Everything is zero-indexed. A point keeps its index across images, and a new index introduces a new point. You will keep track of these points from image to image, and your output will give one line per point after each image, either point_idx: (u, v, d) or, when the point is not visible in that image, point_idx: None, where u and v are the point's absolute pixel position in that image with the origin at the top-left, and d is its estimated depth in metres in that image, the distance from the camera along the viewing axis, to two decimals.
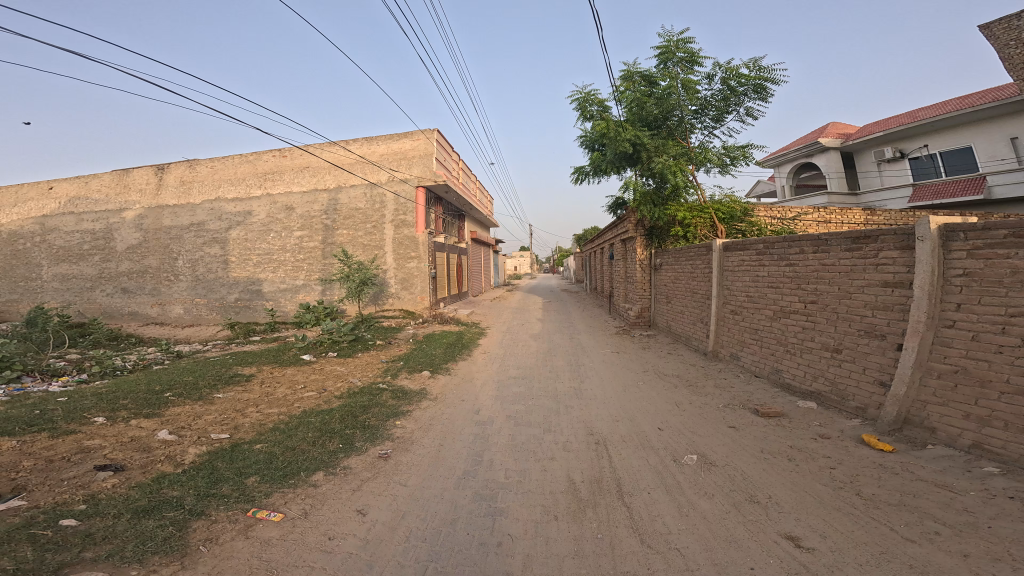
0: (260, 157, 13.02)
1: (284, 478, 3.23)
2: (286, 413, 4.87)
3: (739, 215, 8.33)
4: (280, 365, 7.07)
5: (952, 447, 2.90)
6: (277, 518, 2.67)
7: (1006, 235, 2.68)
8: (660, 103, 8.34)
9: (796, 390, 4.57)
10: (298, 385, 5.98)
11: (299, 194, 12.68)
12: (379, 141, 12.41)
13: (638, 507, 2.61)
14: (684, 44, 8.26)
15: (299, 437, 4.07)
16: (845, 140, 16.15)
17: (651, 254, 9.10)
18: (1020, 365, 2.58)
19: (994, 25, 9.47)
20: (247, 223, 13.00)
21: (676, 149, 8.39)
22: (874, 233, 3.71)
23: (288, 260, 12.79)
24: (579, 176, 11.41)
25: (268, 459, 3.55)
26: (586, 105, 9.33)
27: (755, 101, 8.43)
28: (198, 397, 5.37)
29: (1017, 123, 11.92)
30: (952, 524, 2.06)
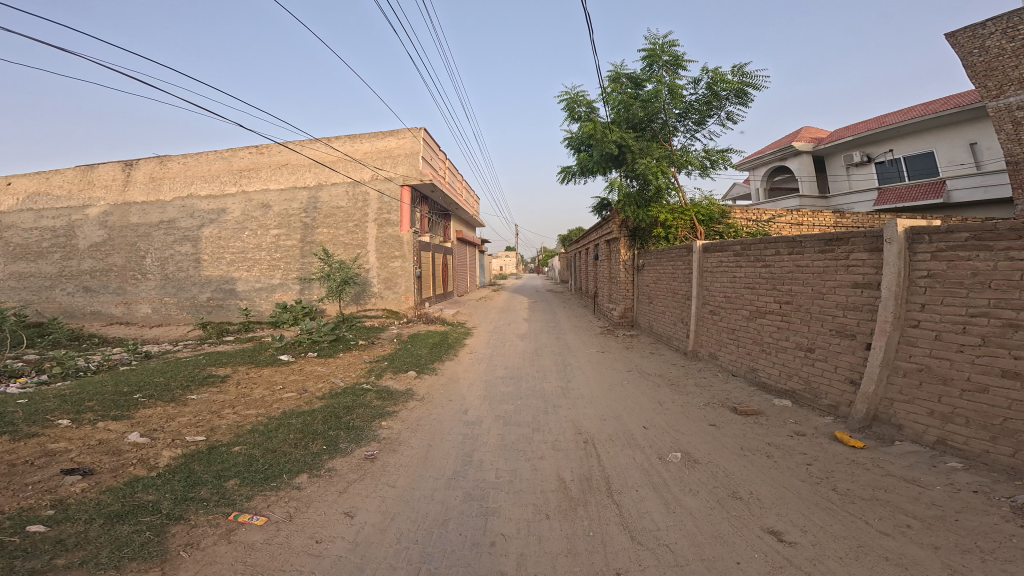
0: (236, 154, 12.79)
1: (266, 481, 3.23)
2: (264, 415, 4.81)
3: (718, 217, 8.53)
4: (256, 366, 6.94)
5: (918, 443, 3.07)
6: (260, 521, 2.68)
7: (967, 238, 2.85)
8: (645, 105, 8.44)
9: (772, 388, 4.75)
10: (277, 386, 5.91)
11: (277, 192, 12.46)
12: (362, 139, 12.31)
13: (627, 504, 2.70)
14: (670, 47, 8.41)
15: (280, 438, 4.06)
16: (816, 144, 16.65)
17: (634, 254, 9.29)
18: (980, 364, 2.75)
19: (959, 34, 9.80)
20: (221, 221, 12.72)
21: (660, 151, 8.55)
22: (845, 235, 3.88)
23: (264, 259, 12.54)
24: (565, 176, 11.45)
25: (247, 461, 3.54)
26: (574, 106, 9.39)
27: (737, 105, 8.63)
28: (170, 398, 5.29)
29: (976, 129, 12.46)
30: (922, 518, 2.20)
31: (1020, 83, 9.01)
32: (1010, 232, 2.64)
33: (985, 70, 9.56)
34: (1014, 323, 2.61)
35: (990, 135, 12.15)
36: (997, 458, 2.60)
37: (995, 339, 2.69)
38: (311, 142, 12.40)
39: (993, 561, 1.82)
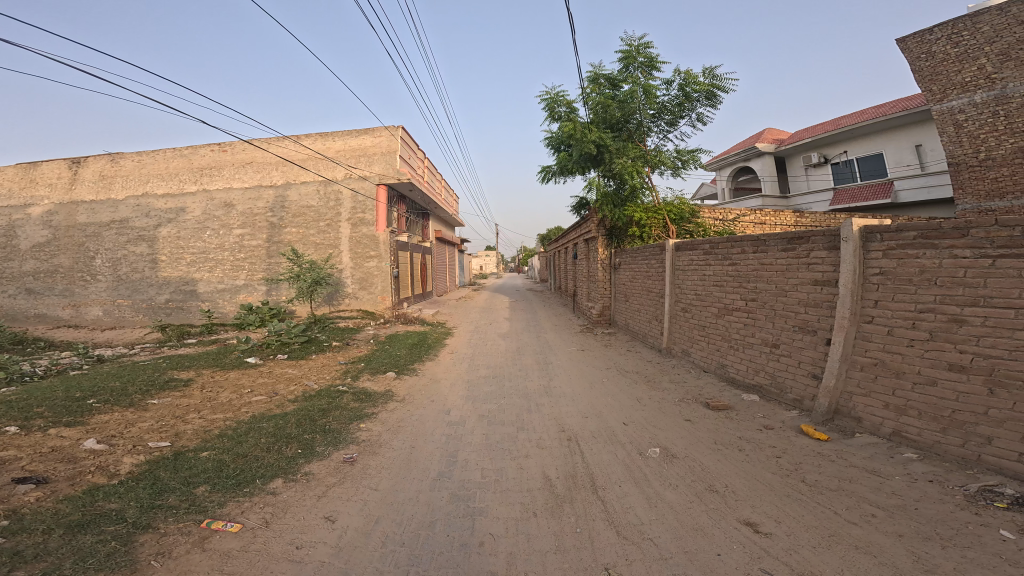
0: (197, 151, 12.34)
1: (238, 487, 3.19)
2: (232, 419, 4.71)
3: (688, 216, 8.80)
4: (221, 369, 6.76)
5: (876, 435, 3.28)
6: (235, 528, 2.65)
7: (915, 236, 3.06)
8: (622, 106, 8.59)
9: (740, 383, 4.97)
10: (245, 389, 5.78)
11: (241, 191, 12.08)
12: (335, 136, 12.05)
13: (612, 500, 2.81)
14: (645, 49, 8.58)
15: (251, 443, 4.00)
16: (778, 145, 17.32)
17: (611, 253, 9.49)
18: (928, 357, 2.96)
19: (908, 39, 10.39)
20: (179, 221, 12.25)
21: (636, 151, 8.72)
22: (806, 234, 4.10)
23: (227, 259, 12.15)
24: (545, 176, 11.52)
25: (217, 467, 3.48)
26: (554, 106, 9.46)
27: (707, 106, 8.88)
28: (128, 403, 5.11)
29: (921, 132, 13.18)
30: (885, 507, 2.38)
31: (961, 87, 9.61)
32: (953, 231, 2.85)
33: (931, 74, 10.15)
34: (958, 318, 2.83)
35: (933, 137, 12.88)
36: (948, 448, 2.81)
37: (941, 333, 2.90)
38: (279, 139, 11.99)
39: (952, 546, 1.97)
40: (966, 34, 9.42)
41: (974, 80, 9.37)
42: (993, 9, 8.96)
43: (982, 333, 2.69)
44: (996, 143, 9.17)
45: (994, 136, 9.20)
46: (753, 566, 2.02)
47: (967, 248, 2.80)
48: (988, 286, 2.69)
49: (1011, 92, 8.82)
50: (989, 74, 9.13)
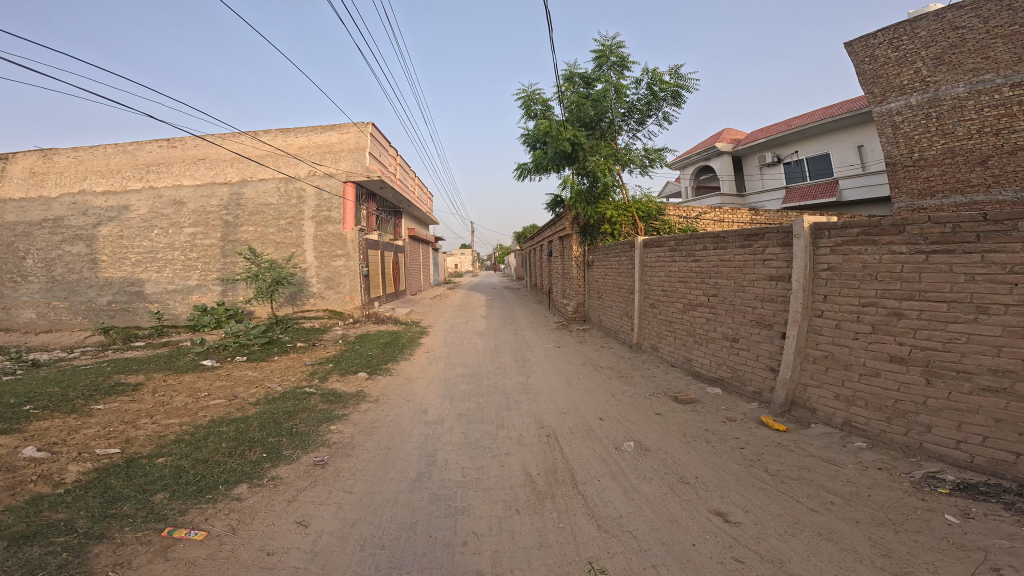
0: (142, 148, 11.73)
1: (200, 493, 3.10)
2: (188, 423, 4.53)
3: (655, 215, 9.16)
4: (175, 372, 6.46)
5: (829, 424, 3.51)
6: (199, 536, 2.59)
7: (858, 233, 3.28)
8: (596, 104, 8.79)
9: (705, 377, 5.19)
10: (201, 392, 5.56)
11: (191, 188, 11.55)
12: (297, 133, 11.81)
13: (592, 494, 2.92)
14: (617, 48, 8.73)
15: (210, 448, 3.87)
16: (735, 145, 18.05)
17: (585, 251, 9.68)
18: (872, 349, 3.18)
19: (855, 43, 10.97)
20: (123, 219, 11.62)
21: (608, 150, 8.89)
22: (763, 232, 4.34)
23: (177, 259, 11.60)
24: (520, 172, 11.55)
25: (175, 473, 3.37)
26: (530, 104, 9.50)
27: (672, 105, 9.13)
28: (71, 409, 4.85)
29: (863, 133, 13.96)
30: (841, 494, 2.57)
31: (900, 90, 10.22)
32: (891, 228, 3.07)
33: (873, 77, 10.76)
34: (898, 311, 3.03)
35: (873, 138, 13.68)
36: (893, 437, 3.01)
37: (883, 326, 3.11)
38: (235, 136, 11.68)
39: (902, 530, 2.16)
40: (905, 38, 10.02)
41: (911, 83, 10.00)
42: (929, 15, 9.55)
43: (919, 326, 2.90)
44: (928, 143, 9.83)
45: (927, 137, 9.86)
46: (726, 555, 2.16)
47: (904, 244, 3.01)
48: (923, 280, 2.90)
49: (943, 95, 9.48)
50: (924, 77, 9.77)
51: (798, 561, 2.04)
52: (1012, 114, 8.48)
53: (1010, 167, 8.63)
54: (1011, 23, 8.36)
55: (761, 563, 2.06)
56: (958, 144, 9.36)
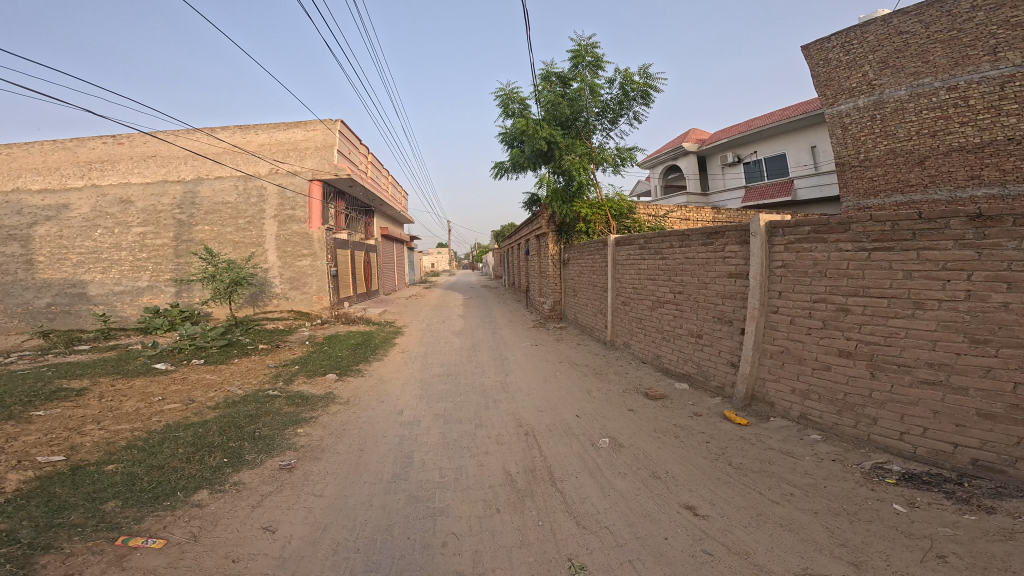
0: (83, 144, 11.09)
1: (155, 500, 2.97)
2: (140, 429, 4.26)
3: (626, 213, 9.37)
4: (124, 376, 6.12)
5: (786, 417, 3.71)
6: (158, 544, 2.50)
7: (809, 232, 3.47)
8: (572, 103, 8.89)
9: (673, 372, 5.38)
10: (155, 397, 5.28)
11: (139, 186, 10.96)
12: (257, 130, 11.51)
13: (570, 491, 3.00)
14: (592, 48, 8.84)
15: (166, 453, 3.68)
16: (700, 145, 18.67)
17: (561, 249, 9.84)
18: (822, 344, 3.38)
19: (811, 46, 11.46)
20: (62, 219, 10.94)
21: (583, 149, 9.01)
22: (723, 230, 4.52)
23: (125, 260, 10.99)
24: (497, 171, 11.53)
25: (127, 480, 3.20)
26: (507, 103, 9.49)
27: (642, 105, 9.30)
28: (9, 417, 4.54)
29: (815, 134, 14.64)
30: (799, 486, 2.75)
31: (849, 93, 10.76)
32: (838, 227, 3.27)
33: (826, 79, 11.29)
34: (845, 307, 3.24)
35: (824, 138, 14.34)
36: (844, 429, 3.22)
37: (832, 322, 3.31)
38: (189, 133, 11.23)
39: (856, 520, 2.34)
40: (855, 43, 10.53)
41: (859, 86, 10.54)
42: (878, 20, 10.06)
43: (864, 321, 3.10)
44: (874, 145, 10.42)
45: (872, 139, 10.43)
46: (697, 548, 2.27)
47: (850, 241, 3.20)
48: (866, 277, 3.10)
49: (887, 97, 10.02)
50: (871, 80, 10.31)
51: (763, 552, 2.17)
52: (947, 116, 9.08)
53: (944, 167, 9.26)
54: (950, 29, 8.87)
55: (729, 555, 2.18)
56: (899, 144, 9.93)
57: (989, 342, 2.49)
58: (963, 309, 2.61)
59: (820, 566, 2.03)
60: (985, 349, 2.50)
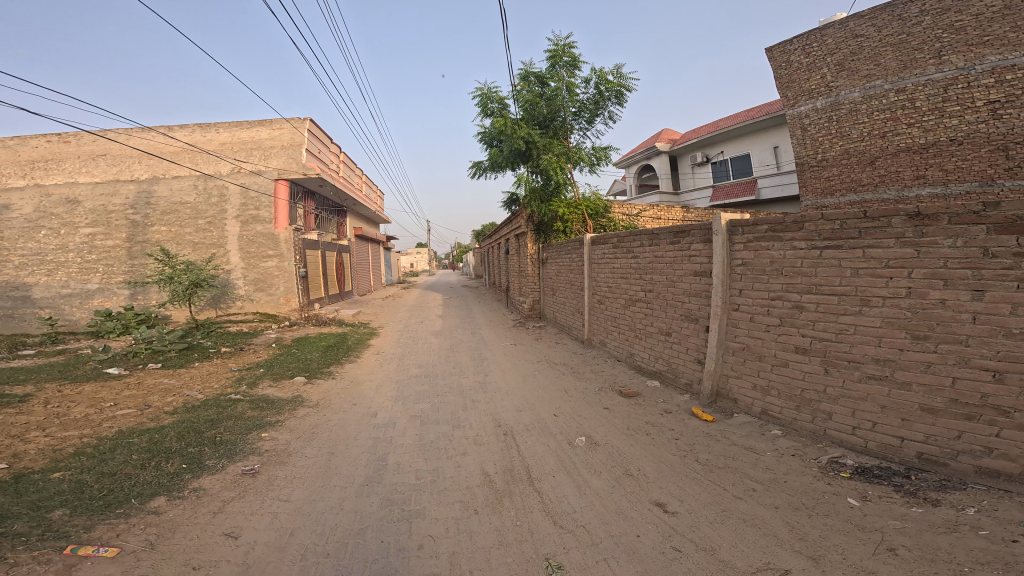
0: (25, 142, 10.50)
1: (107, 508, 2.83)
2: (90, 435, 4.05)
3: (603, 212, 9.51)
4: (71, 382, 5.80)
5: (749, 413, 3.83)
6: (111, 552, 2.39)
7: (766, 230, 3.58)
8: (549, 103, 8.95)
9: (645, 370, 5.47)
10: (107, 403, 5.02)
11: (88, 185, 10.43)
12: (217, 128, 11.06)
13: (547, 490, 3.02)
14: (569, 48, 8.89)
15: (119, 460, 3.51)
16: (672, 145, 19.08)
17: (540, 248, 9.92)
18: (780, 341, 3.50)
19: (774, 49, 11.83)
20: (4, 219, 10.33)
21: (560, 148, 9.07)
22: (688, 229, 4.62)
23: (73, 261, 10.45)
24: (475, 171, 11.49)
25: (76, 488, 3.04)
26: (486, 103, 9.45)
27: (617, 105, 9.40)
28: None
29: (777, 135, 15.11)
30: (761, 481, 2.84)
31: (809, 94, 11.18)
32: (793, 226, 3.38)
33: (788, 81, 11.65)
34: (800, 305, 3.35)
35: (785, 139, 14.86)
36: (802, 424, 3.34)
37: (789, 319, 3.43)
38: (142, 132, 10.76)
39: (814, 514, 2.43)
40: (815, 45, 10.89)
41: (817, 88, 10.93)
42: (835, 23, 10.39)
43: (817, 318, 3.22)
44: (830, 146, 10.85)
45: (829, 140, 10.86)
46: (666, 545, 2.32)
47: (803, 239, 3.32)
48: (818, 275, 3.22)
49: (842, 99, 10.43)
50: (828, 82, 10.68)
51: (727, 548, 2.24)
52: (896, 118, 9.53)
53: (892, 167, 9.77)
54: (900, 33, 9.26)
55: (696, 551, 2.23)
56: (853, 145, 10.39)
57: (929, 338, 2.62)
58: (904, 306, 2.73)
59: (781, 560, 2.10)
60: (925, 344, 2.63)
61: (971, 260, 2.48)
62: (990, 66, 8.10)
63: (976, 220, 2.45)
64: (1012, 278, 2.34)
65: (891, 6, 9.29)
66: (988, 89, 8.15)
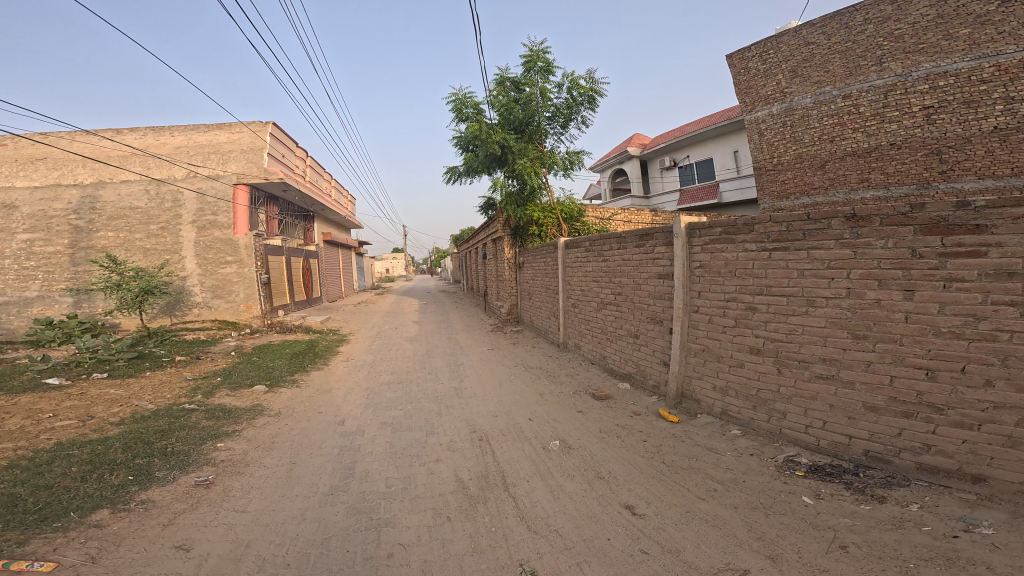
0: None
1: (45, 522, 2.64)
2: (25, 448, 3.79)
3: (578, 216, 9.65)
4: (6, 393, 5.45)
5: (710, 414, 3.87)
6: (47, 567, 2.23)
7: (720, 232, 3.64)
8: (524, 107, 8.91)
9: (617, 372, 5.49)
10: (46, 414, 4.73)
11: (26, 190, 9.89)
12: (170, 131, 10.79)
13: (522, 496, 2.97)
14: (544, 53, 8.90)
15: (57, 472, 3.30)
16: (642, 150, 19.40)
17: (516, 252, 9.93)
18: (736, 342, 3.56)
19: (734, 56, 12.15)
20: None
21: (535, 153, 9.10)
22: (653, 232, 4.68)
23: (9, 268, 9.85)
24: (450, 176, 11.43)
25: (9, 503, 2.83)
26: (461, 107, 9.39)
27: (589, 109, 9.47)
28: None
29: (737, 139, 15.49)
30: (723, 481, 2.86)
31: (765, 100, 11.52)
32: (744, 228, 3.44)
33: (746, 87, 11.99)
34: (752, 306, 3.41)
35: (744, 143, 15.25)
36: (759, 424, 3.39)
37: (743, 320, 3.49)
38: (86, 135, 10.29)
39: (771, 513, 2.46)
40: (771, 52, 11.24)
41: (773, 94, 11.28)
42: (789, 31, 10.75)
43: (769, 319, 3.29)
44: (784, 150, 11.23)
45: (782, 145, 11.24)
46: (635, 548, 2.31)
47: (754, 241, 3.38)
48: (768, 276, 3.28)
49: (795, 105, 10.78)
50: (783, 88, 11.03)
51: (692, 549, 2.24)
52: (843, 123, 9.91)
53: (840, 171, 10.14)
54: (846, 40, 9.65)
55: (663, 553, 2.23)
56: (805, 150, 10.76)
57: (868, 337, 2.69)
58: (846, 306, 2.80)
59: (741, 560, 2.11)
60: (866, 344, 2.70)
61: (901, 260, 2.55)
62: (925, 73, 8.52)
63: (904, 221, 2.53)
64: (938, 278, 2.42)
65: (839, 15, 9.68)
66: (923, 95, 8.58)
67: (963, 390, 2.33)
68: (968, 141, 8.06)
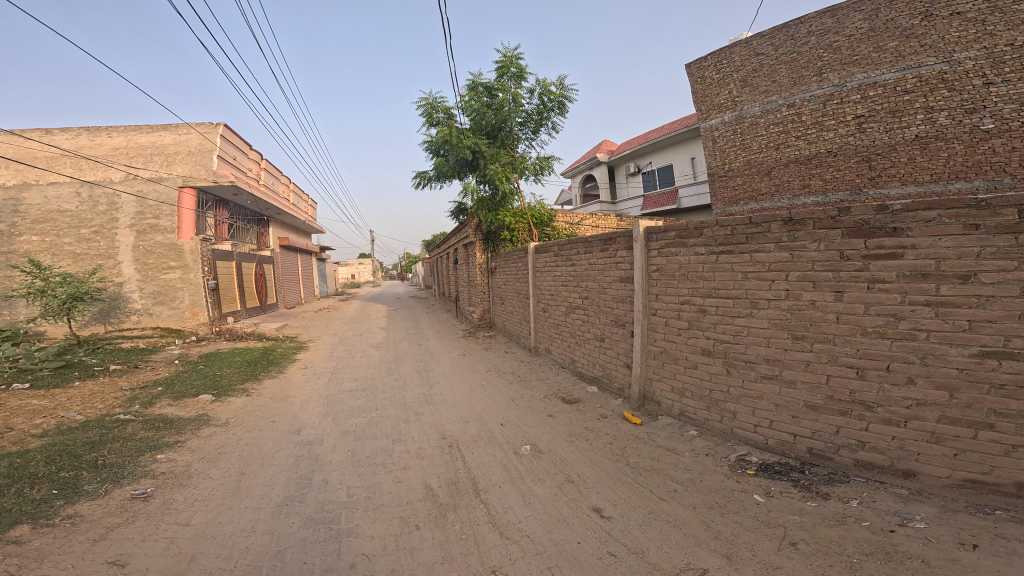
0: None
1: None
2: None
3: (548, 221, 9.69)
4: None
5: (670, 416, 3.92)
6: None
7: (675, 236, 3.70)
8: (496, 113, 8.89)
9: (585, 376, 5.51)
10: None
11: None
12: (110, 131, 10.26)
13: (494, 502, 2.93)
14: (517, 60, 8.93)
15: None
16: (609, 156, 19.72)
17: (488, 257, 9.91)
18: (689, 343, 3.61)
19: (691, 64, 12.47)
20: None
21: (507, 158, 9.08)
22: (615, 236, 4.72)
23: None
24: (420, 181, 11.30)
25: None
26: (432, 112, 9.31)
27: (560, 116, 9.53)
28: None
29: (693, 146, 15.90)
30: (682, 481, 2.89)
31: (718, 108, 11.84)
32: (693, 232, 3.50)
33: (701, 96, 12.31)
34: (703, 308, 3.48)
35: (700, 151, 15.67)
36: (713, 424, 3.45)
37: (695, 322, 3.55)
38: (10, 134, 9.62)
39: (726, 510, 2.50)
40: (725, 62, 11.59)
41: (725, 102, 11.62)
42: (741, 42, 11.13)
43: (718, 320, 3.35)
44: (734, 157, 11.59)
45: (733, 151, 11.60)
46: (603, 550, 2.30)
47: (703, 244, 3.44)
48: (716, 279, 3.35)
49: (745, 113, 11.16)
50: (734, 97, 11.39)
51: (655, 550, 2.24)
52: (787, 131, 10.32)
53: (784, 176, 10.51)
54: (792, 52, 10.04)
55: (629, 555, 2.22)
56: (754, 156, 11.15)
57: (806, 337, 2.78)
58: (785, 307, 2.88)
59: (700, 560, 2.13)
60: (804, 344, 2.79)
61: (831, 262, 2.65)
62: (857, 83, 8.96)
63: (832, 224, 2.62)
64: (863, 279, 2.52)
65: (786, 27, 10.06)
66: (856, 105, 9.03)
67: (887, 388, 2.43)
68: (893, 149, 8.58)
